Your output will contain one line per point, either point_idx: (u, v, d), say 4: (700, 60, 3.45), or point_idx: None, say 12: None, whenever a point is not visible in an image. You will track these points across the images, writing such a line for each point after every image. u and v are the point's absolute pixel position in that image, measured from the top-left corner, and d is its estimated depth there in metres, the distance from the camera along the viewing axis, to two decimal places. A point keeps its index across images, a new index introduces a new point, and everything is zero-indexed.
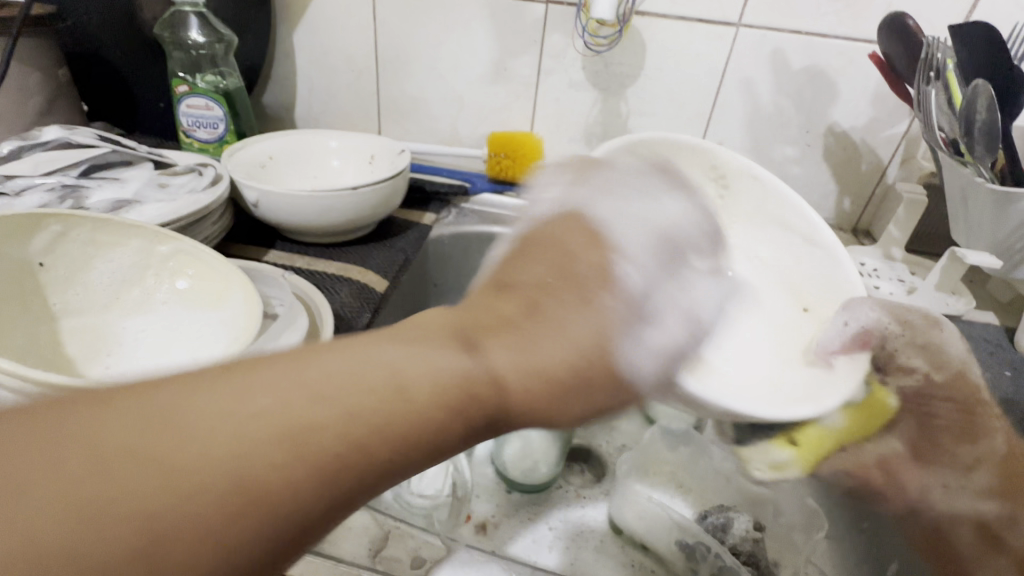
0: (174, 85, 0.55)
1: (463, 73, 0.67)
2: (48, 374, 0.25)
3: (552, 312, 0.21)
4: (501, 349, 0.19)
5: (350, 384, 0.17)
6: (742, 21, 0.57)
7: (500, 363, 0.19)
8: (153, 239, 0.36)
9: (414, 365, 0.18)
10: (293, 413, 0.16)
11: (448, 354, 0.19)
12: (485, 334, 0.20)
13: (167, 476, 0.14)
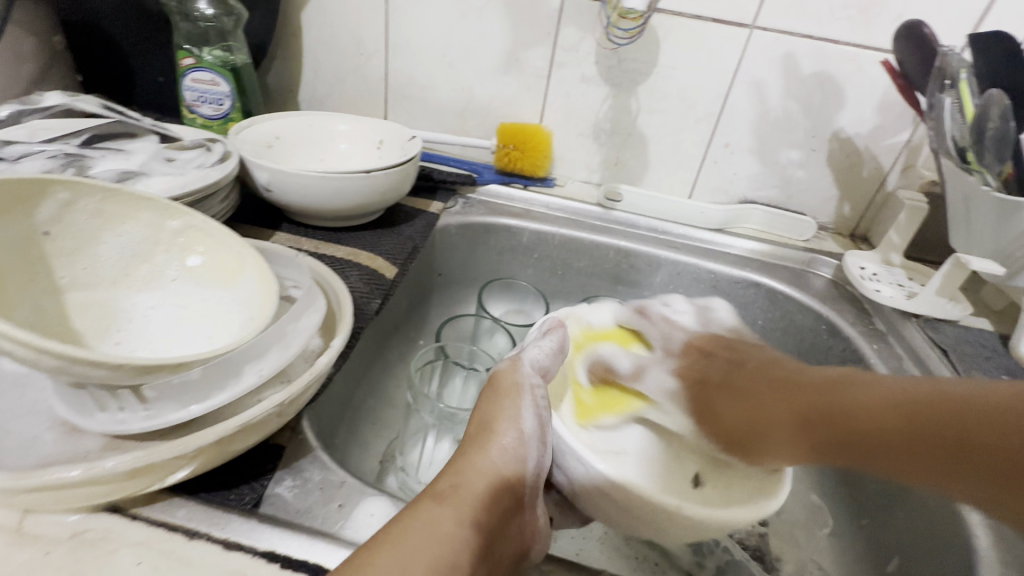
0: (179, 58, 0.53)
1: (474, 62, 0.66)
2: (65, 348, 0.22)
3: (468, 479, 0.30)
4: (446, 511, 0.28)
5: (429, 562, 0.25)
6: (756, 23, 0.58)
7: (450, 518, 0.28)
8: (163, 213, 0.34)
9: (411, 540, 0.26)
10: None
11: (424, 528, 0.27)
12: (430, 500, 0.29)
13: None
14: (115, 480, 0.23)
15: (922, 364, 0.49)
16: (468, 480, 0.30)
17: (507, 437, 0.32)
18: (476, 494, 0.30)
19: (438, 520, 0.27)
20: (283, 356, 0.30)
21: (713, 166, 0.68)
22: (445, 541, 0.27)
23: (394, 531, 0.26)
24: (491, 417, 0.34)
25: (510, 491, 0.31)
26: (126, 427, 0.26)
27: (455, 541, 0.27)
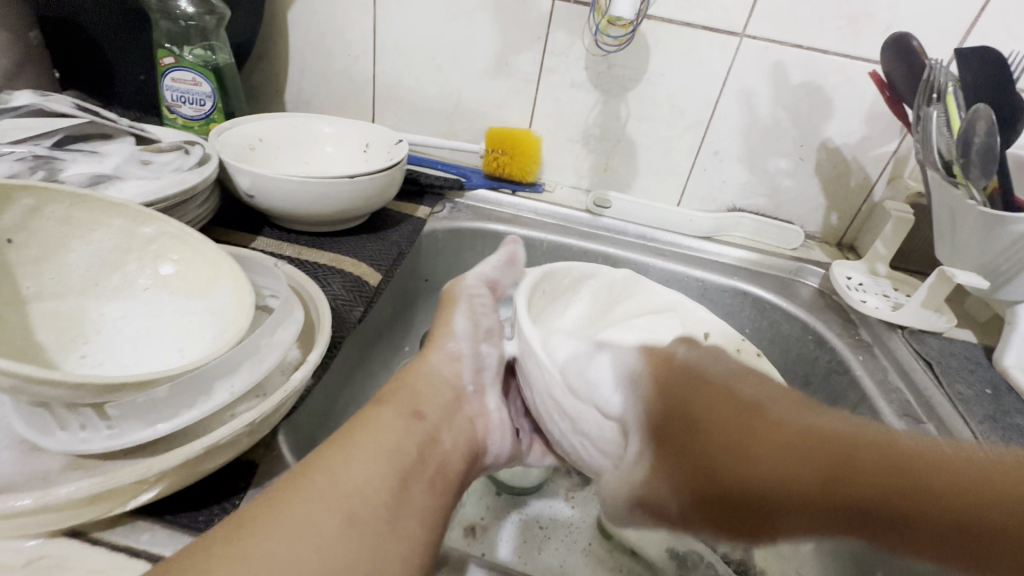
0: (159, 57, 0.52)
1: (463, 65, 0.65)
2: (21, 366, 0.21)
3: (411, 385, 0.34)
4: (390, 409, 0.31)
5: (372, 445, 0.28)
6: (746, 31, 0.58)
7: (395, 413, 0.31)
8: (135, 219, 0.33)
9: (355, 431, 0.29)
10: (331, 479, 0.26)
11: (372, 421, 0.30)
12: (379, 402, 0.32)
13: (327, 499, 0.25)
14: (71, 506, 0.23)
15: (907, 376, 0.49)
16: (409, 383, 0.34)
17: (445, 347, 0.37)
18: (421, 389, 0.34)
19: (379, 414, 0.30)
20: (257, 371, 0.29)
21: (702, 173, 0.67)
22: (388, 428, 0.30)
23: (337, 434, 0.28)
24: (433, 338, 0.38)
25: (450, 387, 0.35)
26: (87, 446, 0.25)
27: (398, 424, 0.30)
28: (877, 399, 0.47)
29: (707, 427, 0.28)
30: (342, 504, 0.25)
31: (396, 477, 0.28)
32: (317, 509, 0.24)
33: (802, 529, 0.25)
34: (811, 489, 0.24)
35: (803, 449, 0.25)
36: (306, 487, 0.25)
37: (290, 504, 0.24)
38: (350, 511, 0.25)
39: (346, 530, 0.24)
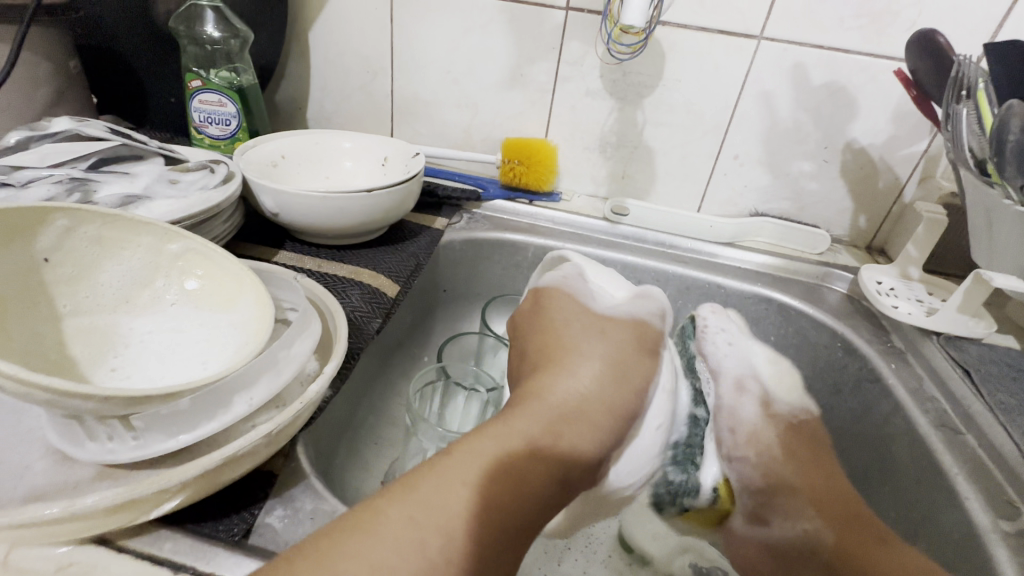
0: (187, 80, 0.54)
1: (479, 78, 0.66)
2: (52, 381, 0.22)
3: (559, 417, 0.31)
4: (520, 439, 0.29)
5: (485, 491, 0.27)
6: (764, 33, 0.57)
7: (528, 451, 0.29)
8: (162, 237, 0.35)
9: (473, 465, 0.27)
10: (424, 526, 0.25)
11: (501, 449, 0.28)
12: (518, 428, 0.30)
13: (408, 542, 0.24)
14: (98, 514, 0.23)
15: (943, 385, 0.47)
16: (557, 412, 0.31)
17: (586, 379, 0.33)
18: (566, 419, 0.31)
19: (506, 449, 0.28)
20: (275, 382, 0.29)
21: (721, 178, 0.66)
22: (510, 474, 0.28)
23: (460, 463, 0.27)
24: (588, 358, 0.35)
25: (591, 419, 0.32)
26: (115, 456, 0.26)
27: (524, 467, 0.28)
28: (911, 409, 0.45)
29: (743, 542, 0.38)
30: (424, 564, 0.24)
31: (493, 538, 0.26)
32: (397, 545, 0.24)
33: None
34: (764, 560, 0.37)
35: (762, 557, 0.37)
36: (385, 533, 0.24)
37: (370, 550, 0.23)
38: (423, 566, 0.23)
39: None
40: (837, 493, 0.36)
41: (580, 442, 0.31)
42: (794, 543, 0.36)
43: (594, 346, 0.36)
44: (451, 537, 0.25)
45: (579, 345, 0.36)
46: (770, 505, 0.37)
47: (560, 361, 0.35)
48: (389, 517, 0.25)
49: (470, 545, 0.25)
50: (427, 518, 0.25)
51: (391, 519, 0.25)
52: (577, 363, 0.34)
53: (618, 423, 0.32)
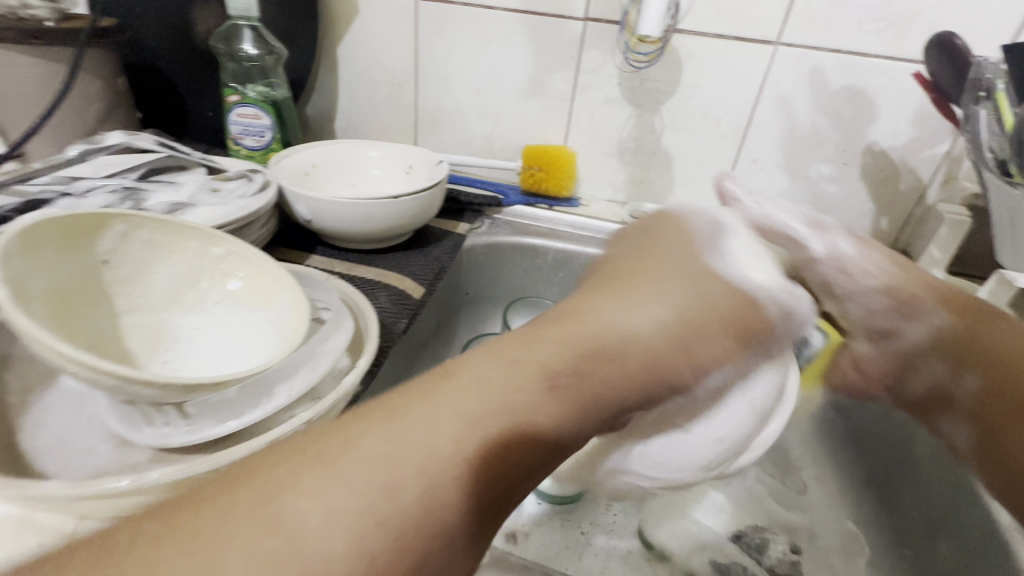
0: (226, 95, 0.57)
1: (500, 88, 0.68)
2: (117, 368, 0.25)
3: (596, 353, 0.26)
4: (538, 376, 0.24)
5: (478, 434, 0.21)
6: (781, 39, 0.58)
7: (543, 395, 0.23)
8: (207, 241, 0.37)
9: (470, 399, 0.22)
10: (389, 465, 0.20)
11: (513, 386, 0.23)
12: (546, 364, 0.24)
13: (365, 484, 0.19)
14: (157, 490, 0.26)
15: None
16: (598, 347, 0.26)
17: (644, 319, 0.27)
18: (605, 361, 0.25)
19: (530, 382, 0.23)
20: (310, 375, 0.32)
21: (740, 182, 0.67)
22: (515, 418, 0.22)
23: (436, 397, 0.22)
24: (645, 294, 0.29)
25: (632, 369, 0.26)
26: (168, 440, 0.28)
27: (533, 412, 0.23)
28: None
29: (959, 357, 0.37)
30: (379, 516, 0.19)
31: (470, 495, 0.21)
32: (353, 483, 0.19)
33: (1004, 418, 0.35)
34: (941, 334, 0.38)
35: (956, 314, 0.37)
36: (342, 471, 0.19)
37: (320, 484, 0.19)
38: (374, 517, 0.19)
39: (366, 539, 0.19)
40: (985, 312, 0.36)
41: (611, 387, 0.25)
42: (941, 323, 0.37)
43: (663, 277, 0.30)
44: (421, 486, 0.20)
45: (641, 275, 0.30)
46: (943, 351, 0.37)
47: (615, 296, 0.29)
48: (319, 446, 0.20)
49: (389, 512, 0.19)
50: (360, 459, 0.20)
51: (351, 452, 0.20)
52: (635, 294, 0.29)
53: (663, 380, 0.27)
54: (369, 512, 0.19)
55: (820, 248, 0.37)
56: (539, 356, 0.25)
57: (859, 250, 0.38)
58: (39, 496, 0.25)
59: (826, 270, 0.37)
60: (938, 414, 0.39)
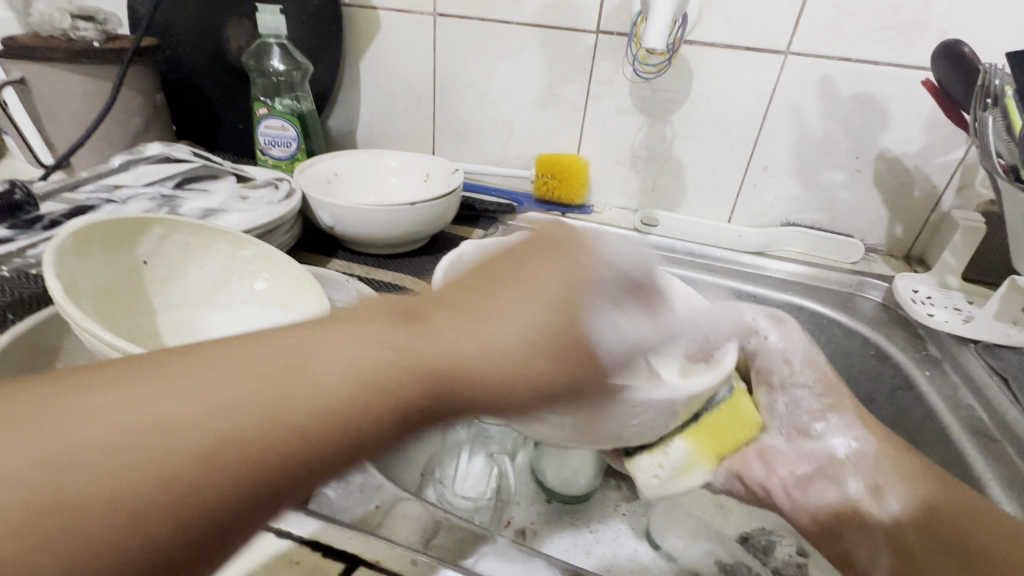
0: (255, 108, 0.61)
1: (515, 99, 0.71)
2: None
3: (441, 333, 0.20)
4: (338, 373, 0.18)
5: (245, 444, 0.16)
6: (790, 48, 0.59)
7: (335, 383, 0.18)
8: (237, 244, 0.40)
9: (240, 397, 0.17)
10: (92, 476, 0.15)
11: (300, 385, 0.18)
12: (375, 369, 0.19)
13: (50, 504, 0.15)
14: None
15: (979, 392, 0.46)
16: (449, 341, 0.20)
17: (504, 308, 0.21)
18: (450, 354, 0.20)
19: (339, 379, 0.18)
20: None
21: (752, 189, 0.67)
22: (310, 422, 0.17)
23: (226, 390, 0.17)
24: (529, 287, 0.22)
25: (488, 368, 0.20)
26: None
27: (331, 407, 0.18)
28: (944, 414, 0.45)
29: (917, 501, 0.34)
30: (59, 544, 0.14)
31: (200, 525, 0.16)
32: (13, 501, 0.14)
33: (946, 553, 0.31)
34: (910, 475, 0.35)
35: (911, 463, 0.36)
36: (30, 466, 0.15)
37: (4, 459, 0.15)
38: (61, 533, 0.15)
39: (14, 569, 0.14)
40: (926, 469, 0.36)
41: (460, 389, 0.20)
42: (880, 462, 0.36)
43: (553, 266, 0.23)
44: (139, 506, 0.15)
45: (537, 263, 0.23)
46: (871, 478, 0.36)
47: (498, 287, 0.22)
48: (43, 428, 0.15)
49: (58, 526, 0.15)
50: (77, 452, 0.15)
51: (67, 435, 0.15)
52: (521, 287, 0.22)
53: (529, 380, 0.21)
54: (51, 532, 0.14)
55: (775, 337, 0.42)
56: (358, 359, 0.19)
57: (805, 353, 0.42)
58: None
59: (768, 358, 0.42)
60: (847, 533, 0.36)
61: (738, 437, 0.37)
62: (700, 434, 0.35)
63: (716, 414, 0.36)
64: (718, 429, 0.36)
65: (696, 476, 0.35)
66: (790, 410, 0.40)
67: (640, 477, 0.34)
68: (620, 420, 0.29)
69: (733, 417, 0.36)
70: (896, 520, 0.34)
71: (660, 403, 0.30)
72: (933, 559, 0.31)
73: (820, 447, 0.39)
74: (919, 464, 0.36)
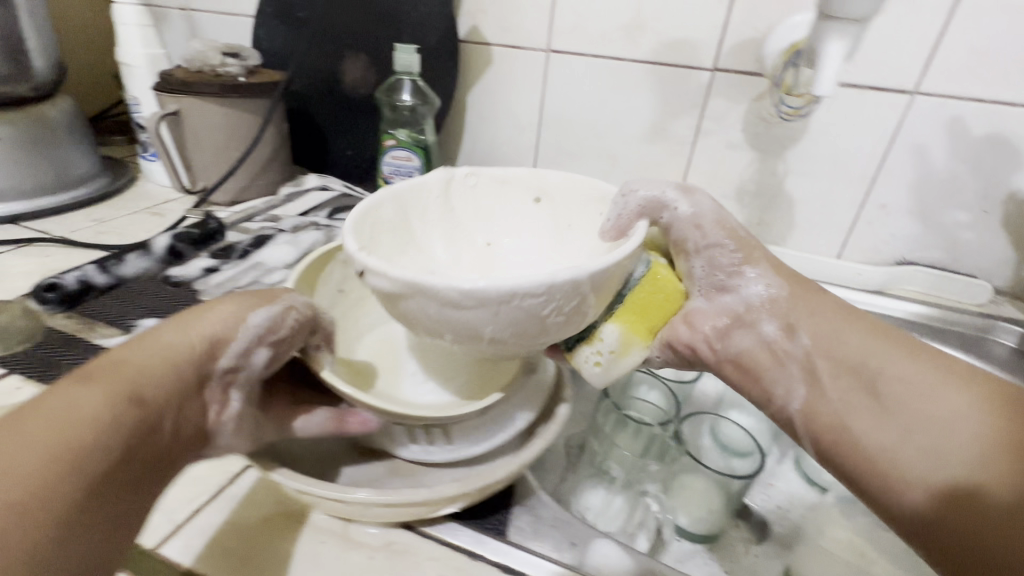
0: (384, 140, 0.64)
1: (621, 132, 0.72)
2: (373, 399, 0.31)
3: (123, 379, 0.29)
4: (77, 404, 0.27)
5: (78, 429, 0.26)
6: (919, 88, 0.58)
7: (100, 401, 0.27)
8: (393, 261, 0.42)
9: (74, 415, 0.26)
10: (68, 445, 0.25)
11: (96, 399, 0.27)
12: (80, 405, 0.27)
13: (63, 458, 0.25)
14: (437, 502, 0.29)
15: None
16: (135, 378, 0.29)
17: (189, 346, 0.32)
18: (137, 374, 0.29)
19: (106, 395, 0.28)
20: (528, 406, 0.36)
21: (867, 226, 0.67)
22: (120, 411, 0.28)
23: (102, 405, 0.27)
24: (164, 350, 0.31)
25: (138, 388, 0.29)
26: (431, 456, 0.33)
27: (112, 403, 0.28)
28: None
29: (843, 360, 0.37)
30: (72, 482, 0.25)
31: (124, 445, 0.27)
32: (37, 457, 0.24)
33: (875, 414, 0.34)
34: (860, 336, 0.37)
35: (857, 325, 0.38)
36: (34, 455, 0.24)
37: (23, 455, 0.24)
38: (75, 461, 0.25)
39: (69, 483, 0.25)
40: (866, 331, 0.38)
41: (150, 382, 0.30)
42: (819, 328, 0.39)
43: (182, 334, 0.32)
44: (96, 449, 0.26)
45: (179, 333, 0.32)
46: (810, 337, 0.39)
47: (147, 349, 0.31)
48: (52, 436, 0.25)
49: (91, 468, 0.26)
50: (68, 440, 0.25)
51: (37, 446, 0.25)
52: (155, 349, 0.31)
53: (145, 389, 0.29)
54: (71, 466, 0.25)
55: (685, 207, 0.42)
56: (99, 402, 0.27)
57: (714, 215, 0.42)
58: (355, 502, 0.29)
59: (679, 226, 0.42)
60: (768, 374, 0.40)
61: (666, 312, 0.40)
62: (625, 318, 0.38)
63: (632, 292, 0.38)
64: (641, 309, 0.38)
65: (633, 355, 0.38)
66: (707, 269, 0.42)
67: (584, 368, 0.38)
68: (532, 314, 0.30)
69: (652, 293, 0.39)
70: (805, 354, 0.39)
71: (562, 289, 0.29)
72: (852, 405, 0.35)
73: (734, 301, 0.42)
74: (855, 322, 0.38)
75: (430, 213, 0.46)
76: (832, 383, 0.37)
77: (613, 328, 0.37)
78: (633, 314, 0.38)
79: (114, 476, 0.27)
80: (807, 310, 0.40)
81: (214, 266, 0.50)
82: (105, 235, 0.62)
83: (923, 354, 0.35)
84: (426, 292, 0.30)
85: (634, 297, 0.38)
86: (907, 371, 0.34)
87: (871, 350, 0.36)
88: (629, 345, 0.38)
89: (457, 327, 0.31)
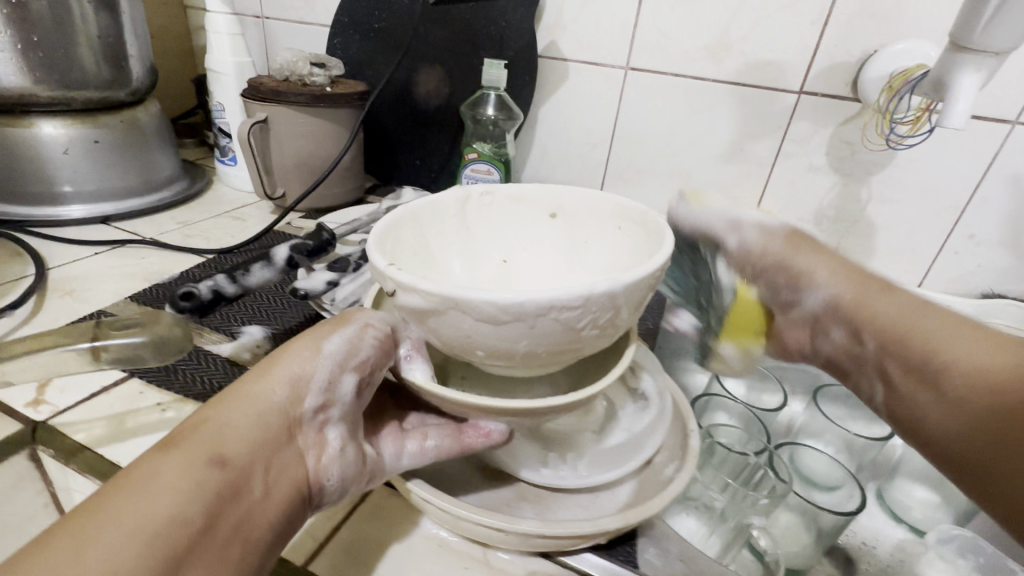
0: (466, 154, 0.65)
1: (697, 152, 0.72)
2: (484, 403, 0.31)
3: (202, 439, 0.28)
4: (155, 478, 0.25)
5: (161, 505, 0.24)
6: (1020, 118, 0.57)
7: (178, 472, 0.26)
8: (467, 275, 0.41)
9: (156, 490, 0.25)
10: (148, 523, 0.24)
11: (175, 468, 0.26)
12: (158, 476, 0.25)
13: (142, 537, 0.23)
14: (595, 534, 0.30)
15: None
16: (211, 437, 0.28)
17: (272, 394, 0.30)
18: (219, 432, 0.28)
19: (187, 461, 0.26)
20: (652, 434, 0.36)
21: (952, 255, 0.65)
22: (203, 477, 0.26)
23: (181, 475, 0.26)
24: (242, 404, 0.30)
25: (218, 448, 0.27)
26: (565, 482, 0.33)
27: (191, 471, 0.26)
28: None
29: (901, 347, 0.35)
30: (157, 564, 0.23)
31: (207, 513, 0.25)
32: (109, 542, 0.23)
33: (931, 399, 0.33)
34: (922, 317, 0.35)
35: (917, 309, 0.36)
36: (110, 538, 0.23)
37: (96, 540, 0.23)
38: (157, 538, 0.23)
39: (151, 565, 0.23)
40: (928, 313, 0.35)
41: (229, 441, 0.28)
42: (874, 313, 0.37)
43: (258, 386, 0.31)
44: (177, 521, 0.24)
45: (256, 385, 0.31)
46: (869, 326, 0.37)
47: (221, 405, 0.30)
48: (131, 514, 0.24)
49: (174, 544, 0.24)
50: (148, 518, 0.24)
51: (113, 528, 0.23)
52: (234, 404, 0.30)
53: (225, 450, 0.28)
54: (153, 546, 0.23)
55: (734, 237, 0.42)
56: (179, 472, 0.26)
57: (763, 235, 0.42)
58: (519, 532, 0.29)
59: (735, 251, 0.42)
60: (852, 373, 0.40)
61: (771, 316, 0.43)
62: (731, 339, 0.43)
63: (728, 313, 0.43)
64: (741, 328, 0.43)
65: (756, 355, 0.43)
66: (774, 285, 0.41)
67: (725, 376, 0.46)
68: (567, 326, 0.29)
69: (750, 306, 0.42)
70: (873, 352, 0.37)
71: (598, 300, 0.28)
72: (917, 394, 0.34)
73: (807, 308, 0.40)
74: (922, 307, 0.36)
75: (446, 234, 0.45)
76: (900, 377, 0.35)
77: (728, 347, 0.43)
78: (734, 333, 0.43)
79: (199, 548, 0.24)
80: (859, 300, 0.38)
81: (335, 278, 0.49)
82: (193, 238, 0.63)
83: (992, 338, 0.32)
84: (460, 307, 0.29)
85: (734, 315, 0.43)
86: (966, 349, 0.32)
87: (927, 332, 0.34)
88: (751, 350, 0.43)
89: (498, 346, 0.30)
